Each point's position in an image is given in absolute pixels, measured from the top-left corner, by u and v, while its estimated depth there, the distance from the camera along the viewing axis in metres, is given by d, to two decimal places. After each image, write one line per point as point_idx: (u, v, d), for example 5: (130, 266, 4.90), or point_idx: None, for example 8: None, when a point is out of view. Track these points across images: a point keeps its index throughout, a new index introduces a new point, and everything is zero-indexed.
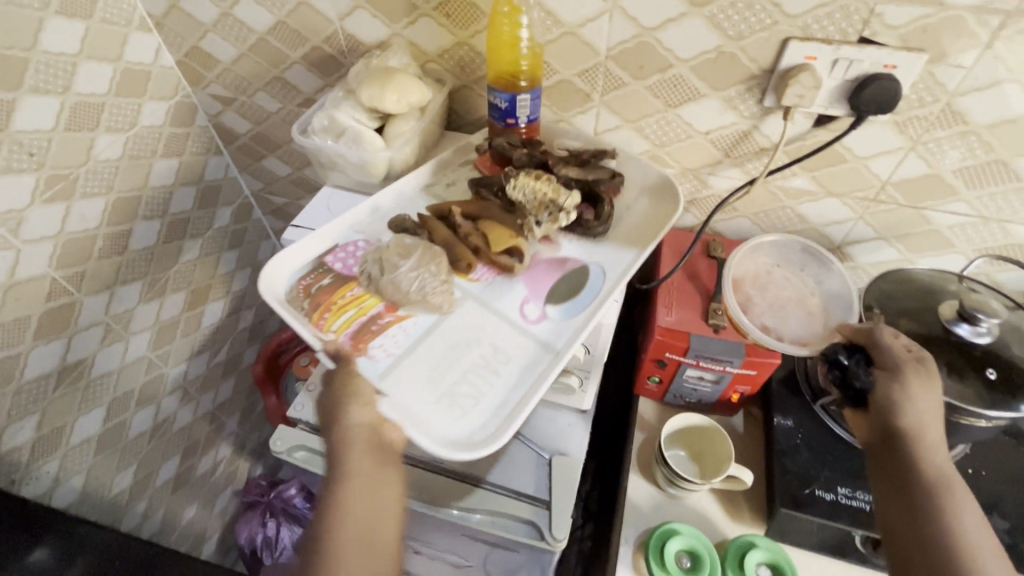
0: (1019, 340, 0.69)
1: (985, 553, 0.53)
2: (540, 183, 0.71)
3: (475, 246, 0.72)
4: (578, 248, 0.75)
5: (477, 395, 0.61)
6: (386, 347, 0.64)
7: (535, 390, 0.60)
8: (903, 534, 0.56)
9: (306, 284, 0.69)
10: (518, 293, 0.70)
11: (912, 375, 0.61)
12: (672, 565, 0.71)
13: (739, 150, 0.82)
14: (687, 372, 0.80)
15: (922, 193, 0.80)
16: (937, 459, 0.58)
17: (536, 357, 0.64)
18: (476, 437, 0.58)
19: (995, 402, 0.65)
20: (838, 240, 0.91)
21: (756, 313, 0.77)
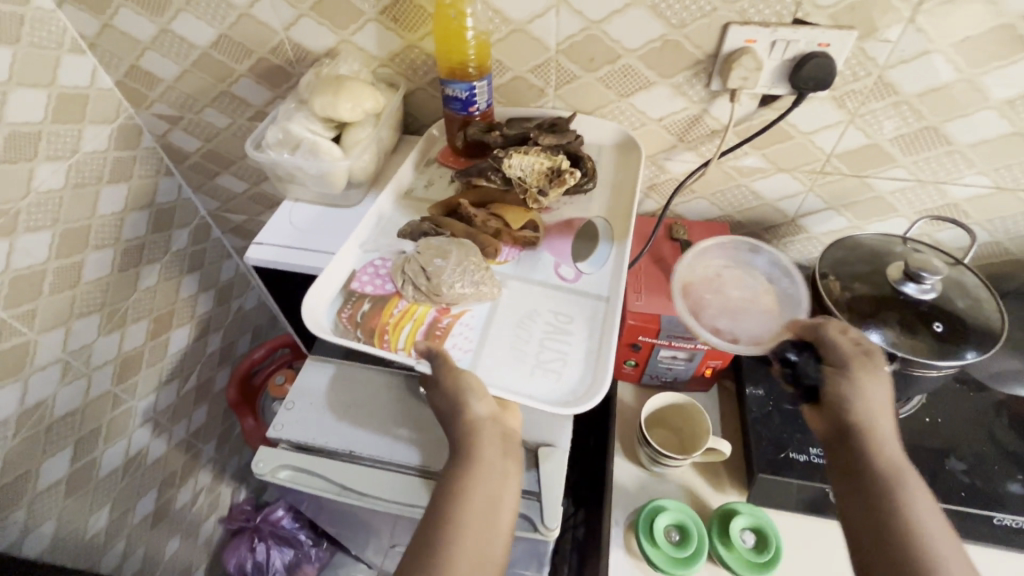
0: (960, 293, 0.74)
1: (942, 539, 0.52)
2: (534, 156, 0.69)
3: (496, 229, 0.69)
4: (574, 208, 0.75)
5: (562, 355, 0.61)
6: (460, 345, 0.62)
7: (611, 331, 0.62)
8: (858, 521, 0.56)
9: (348, 315, 0.65)
10: (547, 260, 0.69)
11: (857, 367, 0.64)
12: (662, 541, 0.73)
13: (692, 133, 0.85)
14: (661, 353, 0.83)
15: (863, 163, 0.85)
16: (891, 449, 0.59)
17: (592, 305, 0.65)
18: (583, 386, 0.59)
19: (945, 352, 0.70)
20: (791, 213, 0.95)
21: (708, 316, 0.78)
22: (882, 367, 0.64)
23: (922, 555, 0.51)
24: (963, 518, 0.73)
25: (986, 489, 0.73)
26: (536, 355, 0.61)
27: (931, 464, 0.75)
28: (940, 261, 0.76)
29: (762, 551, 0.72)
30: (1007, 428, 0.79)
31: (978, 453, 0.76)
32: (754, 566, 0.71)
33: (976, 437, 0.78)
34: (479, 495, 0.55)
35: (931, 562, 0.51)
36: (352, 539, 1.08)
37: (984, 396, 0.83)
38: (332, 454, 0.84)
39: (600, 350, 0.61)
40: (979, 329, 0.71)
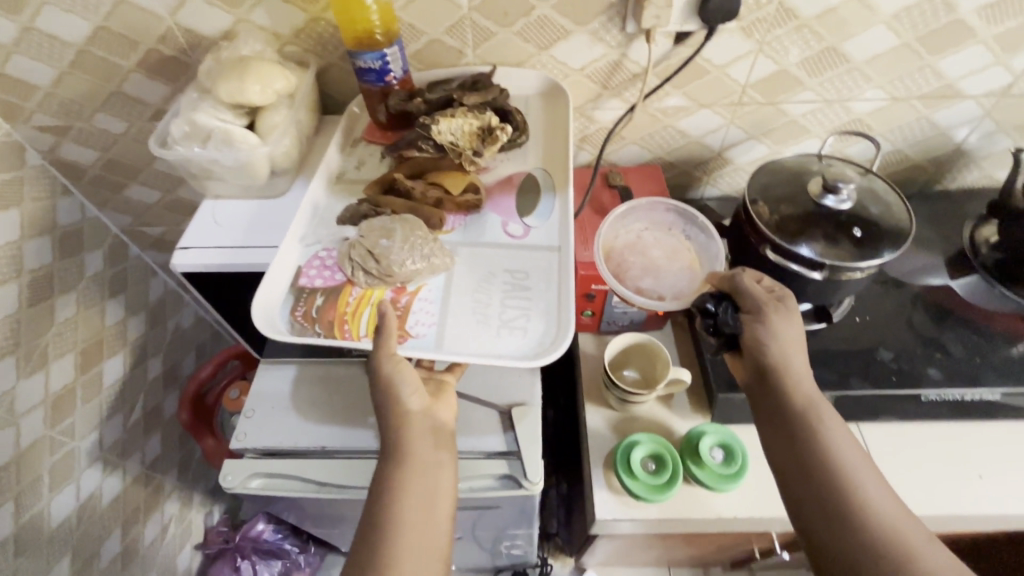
0: (873, 199, 0.80)
1: (852, 457, 0.61)
2: (462, 117, 0.68)
3: (436, 199, 0.67)
4: (512, 165, 0.74)
5: (525, 310, 0.60)
6: (422, 321, 0.59)
7: (567, 278, 0.62)
8: (783, 456, 0.64)
9: (301, 313, 0.59)
10: (494, 221, 0.68)
11: (771, 312, 0.68)
12: (640, 471, 0.77)
13: (615, 79, 0.86)
14: (615, 299, 0.85)
15: (775, 90, 0.89)
16: (804, 382, 0.66)
17: (545, 257, 0.64)
18: (548, 337, 0.58)
19: (866, 254, 0.76)
20: (717, 147, 0.98)
21: (631, 276, 0.81)
22: (794, 309, 0.70)
23: (837, 477, 0.60)
24: (896, 400, 0.81)
25: (913, 370, 0.82)
26: (500, 316, 0.60)
27: (864, 358, 0.83)
28: (851, 172, 0.83)
29: (730, 465, 0.77)
30: (923, 315, 0.88)
31: (902, 341, 0.85)
32: (725, 479, 0.76)
33: (898, 328, 0.86)
34: (415, 490, 0.56)
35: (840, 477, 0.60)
36: (339, 535, 1.07)
37: (902, 290, 0.91)
38: (304, 454, 0.81)
39: (562, 298, 0.61)
40: (891, 229, 0.78)
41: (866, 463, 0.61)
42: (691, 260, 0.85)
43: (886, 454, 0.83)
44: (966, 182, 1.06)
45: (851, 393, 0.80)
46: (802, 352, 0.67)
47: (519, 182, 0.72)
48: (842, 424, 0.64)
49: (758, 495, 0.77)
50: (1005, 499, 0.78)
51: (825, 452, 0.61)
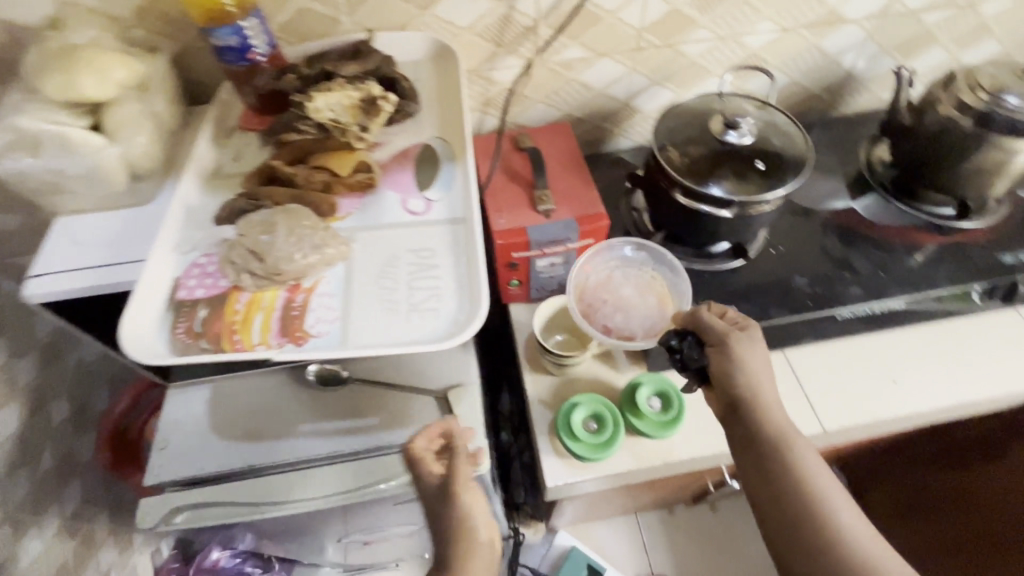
0: (774, 131, 0.82)
1: (833, 495, 0.59)
2: (341, 90, 0.62)
3: (323, 183, 0.62)
4: (407, 138, 0.69)
5: (435, 289, 0.57)
6: (323, 317, 0.54)
7: (475, 249, 0.59)
8: (763, 497, 0.61)
9: (184, 330, 0.53)
10: (392, 200, 0.63)
11: (736, 344, 0.66)
12: (581, 433, 0.77)
13: (507, 36, 0.81)
14: (538, 264, 0.83)
15: (669, 31, 0.88)
16: (779, 416, 0.63)
17: (451, 231, 0.61)
18: (463, 313, 0.55)
19: (772, 185, 0.77)
20: (623, 97, 0.97)
21: (600, 315, 0.82)
22: (757, 338, 0.68)
23: (822, 523, 0.57)
24: (814, 322, 0.85)
25: (827, 292, 0.86)
26: (409, 300, 0.56)
27: (781, 287, 0.86)
28: (749, 107, 0.83)
29: (667, 412, 0.78)
30: (832, 239, 0.91)
31: (814, 267, 0.88)
32: (663, 426, 0.77)
33: (810, 254, 0.89)
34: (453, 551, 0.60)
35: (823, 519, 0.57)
36: (294, 550, 1.02)
37: (811, 218, 0.94)
38: (231, 477, 0.75)
39: (472, 269, 0.58)
40: (793, 159, 0.79)
41: (846, 498, 0.59)
42: (663, 299, 0.85)
43: (812, 373, 0.87)
44: (859, 106, 1.10)
45: (773, 323, 0.83)
46: (772, 386, 0.65)
47: (415, 154, 0.68)
48: (819, 457, 0.61)
49: (698, 434, 0.79)
50: (914, 397, 0.85)
51: (805, 491, 0.59)
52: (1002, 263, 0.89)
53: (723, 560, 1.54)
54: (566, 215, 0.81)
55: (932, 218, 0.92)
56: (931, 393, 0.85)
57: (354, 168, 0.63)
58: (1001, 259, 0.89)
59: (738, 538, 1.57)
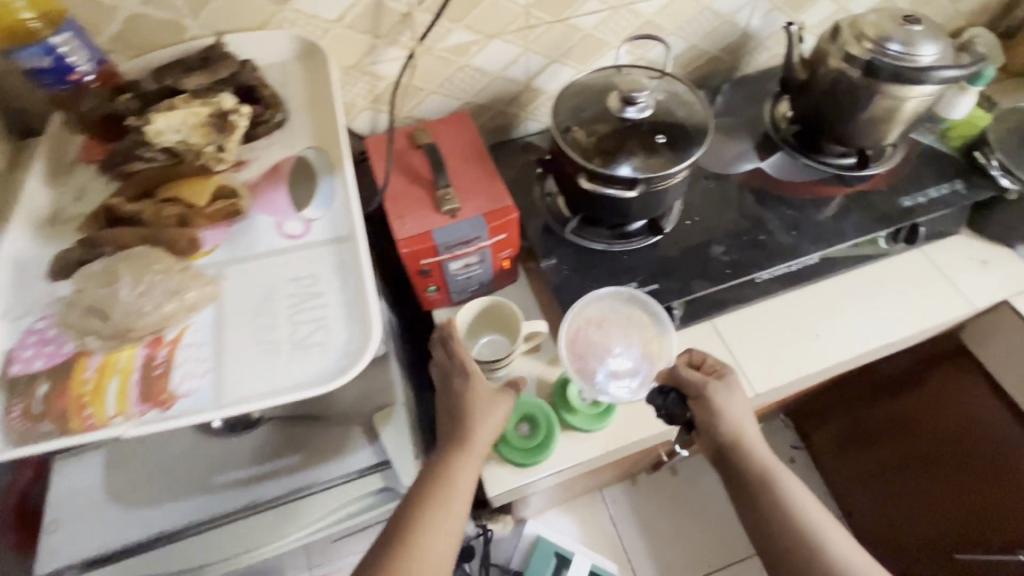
0: (673, 101, 0.80)
1: (824, 527, 0.62)
2: (183, 108, 0.54)
3: (178, 217, 0.54)
4: (276, 151, 0.62)
5: (320, 322, 0.51)
6: (191, 373, 0.48)
7: (363, 272, 0.53)
8: (763, 537, 0.65)
9: (19, 412, 0.45)
10: (265, 225, 0.57)
11: (714, 394, 0.71)
12: (514, 439, 0.75)
13: (383, 25, 0.75)
14: (451, 267, 0.79)
15: (558, 5, 0.83)
16: (763, 456, 0.68)
17: (334, 252, 0.55)
18: (354, 344, 0.50)
19: (678, 156, 0.75)
20: (522, 79, 0.92)
21: (596, 367, 0.79)
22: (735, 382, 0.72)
23: (812, 553, 0.61)
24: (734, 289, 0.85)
25: (743, 259, 0.85)
26: (292, 338, 0.50)
27: (700, 257, 0.85)
28: (645, 79, 0.80)
29: (599, 404, 0.78)
30: (745, 202, 0.91)
31: (730, 232, 0.88)
32: (596, 418, 0.77)
33: (725, 220, 0.89)
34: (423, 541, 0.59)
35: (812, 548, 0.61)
36: None
37: (723, 183, 0.94)
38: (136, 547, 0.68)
39: (359, 295, 0.52)
40: (695, 127, 0.77)
41: (837, 529, 0.63)
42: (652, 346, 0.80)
43: (736, 338, 0.87)
44: (761, 64, 1.10)
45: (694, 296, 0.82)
46: (753, 424, 0.70)
47: (288, 170, 0.61)
48: (804, 489, 0.66)
49: (631, 422, 0.78)
50: (834, 347, 0.87)
51: (798, 526, 0.63)
52: (903, 208, 0.91)
53: (687, 520, 1.59)
54: (473, 213, 0.76)
55: (836, 169, 0.94)
56: (850, 341, 0.88)
57: (212, 195, 0.56)
58: (901, 203, 0.91)
59: (700, 497, 1.62)
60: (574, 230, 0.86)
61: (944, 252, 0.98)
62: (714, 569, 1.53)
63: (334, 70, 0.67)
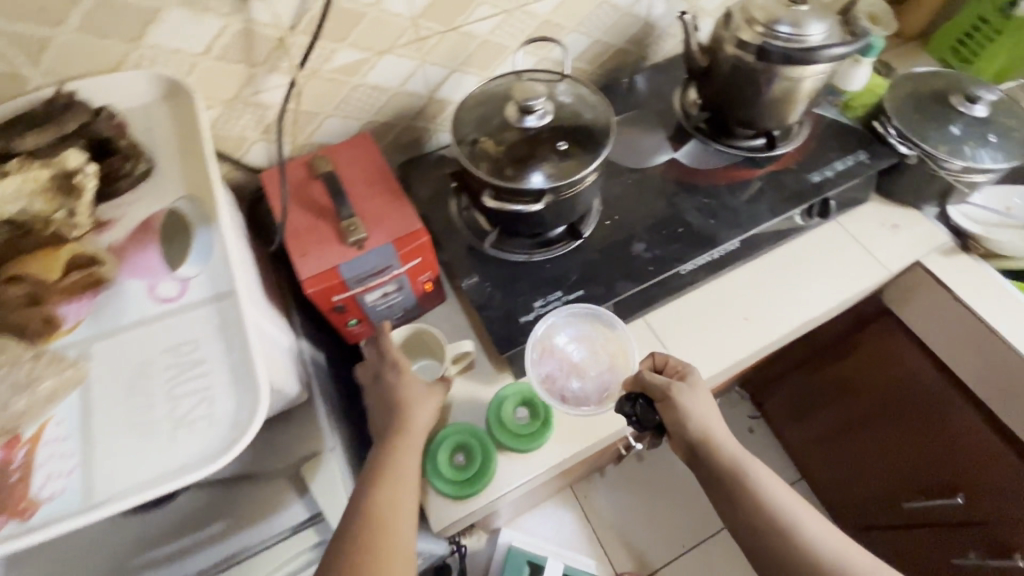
0: (573, 104, 0.78)
1: (799, 512, 0.65)
2: (19, 171, 0.48)
3: (28, 295, 0.48)
4: (145, 206, 0.57)
5: (203, 392, 0.47)
6: (56, 472, 0.44)
7: (247, 332, 0.49)
8: (743, 530, 0.66)
9: None
10: (136, 291, 0.52)
11: (678, 396, 0.70)
12: (450, 471, 0.72)
13: (258, 52, 0.70)
14: (368, 298, 0.75)
15: (448, 14, 0.80)
16: (736, 452, 0.68)
17: (216, 312, 0.51)
18: (242, 414, 0.46)
19: (585, 158, 0.74)
20: (424, 92, 0.89)
21: (564, 384, 0.78)
22: (696, 380, 0.73)
23: (791, 541, 0.63)
24: (661, 284, 0.84)
25: (665, 253, 0.85)
26: (171, 415, 0.46)
27: (622, 256, 0.84)
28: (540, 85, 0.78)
29: (534, 422, 0.76)
30: (662, 194, 0.91)
31: (649, 228, 0.87)
32: (532, 437, 0.74)
33: (644, 215, 0.89)
34: None
35: (789, 536, 0.63)
36: None
37: (640, 177, 0.93)
38: None
39: (246, 360, 0.48)
40: (598, 127, 0.76)
41: (810, 512, 0.66)
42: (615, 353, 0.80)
43: (668, 332, 0.87)
44: (667, 52, 1.10)
45: (621, 298, 0.81)
46: (719, 417, 0.71)
47: (159, 226, 0.56)
48: (773, 476, 0.68)
49: (572, 432, 0.77)
50: (762, 328, 0.88)
51: (776, 516, 0.64)
52: (813, 183, 0.93)
53: (658, 503, 1.61)
54: (382, 240, 0.72)
55: (746, 151, 0.95)
56: (776, 320, 0.89)
57: (67, 265, 0.50)
58: (811, 179, 0.93)
59: (667, 478, 1.64)
60: (494, 244, 0.84)
61: (857, 221, 1.01)
62: (688, 547, 1.56)
63: (203, 108, 0.62)
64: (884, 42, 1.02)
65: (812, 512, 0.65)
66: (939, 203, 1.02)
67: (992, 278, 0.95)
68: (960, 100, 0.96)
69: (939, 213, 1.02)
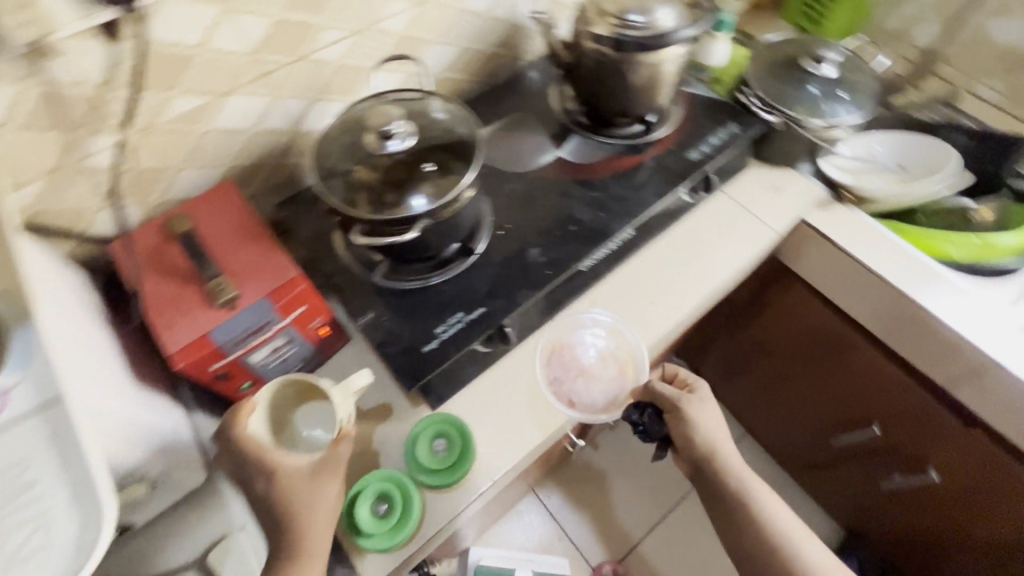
0: (437, 120, 0.76)
1: (780, 515, 0.79)
2: None
3: None
4: None
5: (39, 516, 0.46)
6: None
7: (83, 442, 0.48)
8: (730, 523, 0.81)
9: None
10: None
11: (688, 407, 0.83)
12: (373, 526, 0.68)
13: (71, 114, 0.63)
14: (255, 358, 0.70)
15: (290, 44, 0.75)
16: (730, 462, 0.81)
17: (46, 426, 0.49)
18: (85, 530, 0.45)
19: (457, 174, 0.71)
20: (287, 128, 0.84)
21: (571, 390, 0.81)
22: (706, 395, 0.85)
23: (774, 542, 0.77)
24: (563, 287, 0.84)
25: (561, 255, 0.85)
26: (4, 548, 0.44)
27: (519, 264, 0.83)
28: (394, 108, 0.75)
29: (451, 456, 0.72)
30: (552, 194, 0.91)
31: (543, 231, 0.87)
32: (454, 470, 0.71)
33: (536, 219, 0.88)
34: None
35: (773, 537, 0.77)
36: None
37: (529, 181, 0.92)
38: None
39: (84, 471, 0.47)
40: (465, 141, 0.74)
41: (792, 519, 0.80)
42: (620, 364, 0.86)
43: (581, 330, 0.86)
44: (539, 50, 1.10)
45: (524, 308, 0.80)
46: (724, 431, 0.83)
47: None
48: (765, 486, 0.82)
49: (497, 453, 0.74)
50: (671, 307, 0.88)
51: (762, 519, 0.79)
52: (692, 161, 0.96)
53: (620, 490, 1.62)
54: (255, 296, 0.67)
55: (626, 140, 0.97)
56: (682, 297, 0.90)
57: None
58: (690, 157, 0.96)
59: (624, 461, 1.66)
60: (386, 274, 0.82)
61: (742, 190, 1.05)
62: (654, 526, 1.57)
63: None
64: (734, 18, 1.07)
65: (793, 517, 0.80)
66: (811, 161, 1.07)
67: (870, 225, 1.02)
68: (810, 65, 1.03)
69: (813, 168, 1.07)
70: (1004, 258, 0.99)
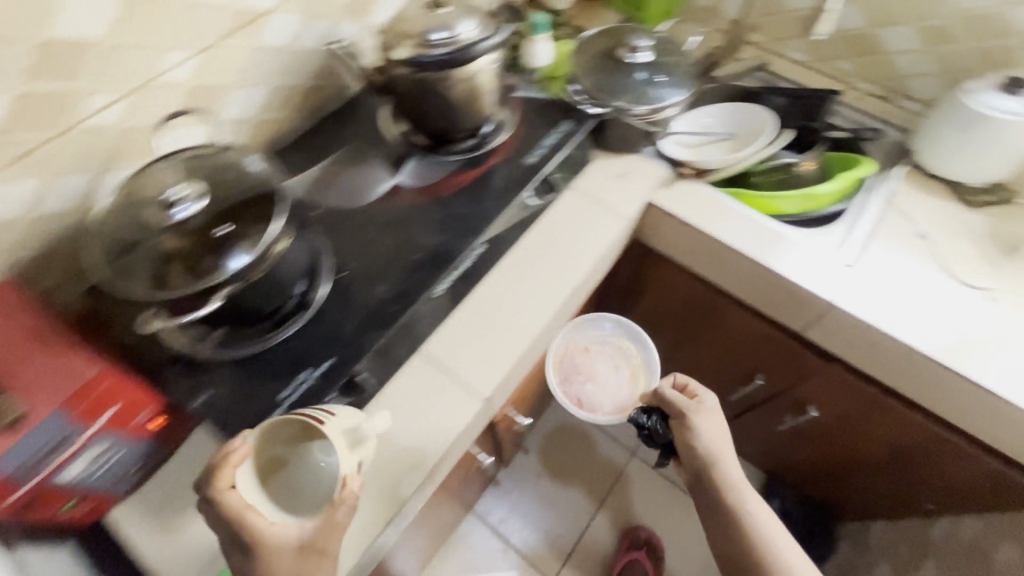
0: (236, 176, 0.70)
1: (770, 521, 0.86)
2: None
3: None
4: None
5: None
6: None
7: None
8: (720, 527, 0.89)
9: None
10: None
11: (694, 415, 0.91)
12: None
13: None
14: (67, 476, 0.61)
15: (45, 119, 0.67)
16: (730, 476, 0.88)
17: None
18: None
19: (261, 232, 0.66)
20: (75, 207, 0.75)
21: (582, 382, 1.13)
22: (711, 407, 0.93)
23: (758, 549, 0.84)
24: (416, 319, 0.82)
25: (409, 286, 0.82)
26: None
27: (365, 304, 0.80)
28: (183, 170, 0.69)
29: None
30: (394, 224, 0.88)
31: (387, 264, 0.84)
32: None
33: (379, 253, 0.85)
34: None
35: (758, 544, 0.84)
36: None
37: (369, 214, 0.89)
38: None
39: None
40: (267, 193, 0.69)
41: (777, 525, 0.86)
42: (634, 368, 1.15)
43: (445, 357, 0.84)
44: None
45: (372, 351, 0.77)
46: (732, 448, 0.91)
47: None
48: (759, 499, 0.89)
49: (370, 511, 0.71)
50: (533, 314, 0.87)
51: (750, 526, 0.86)
52: (530, 165, 0.96)
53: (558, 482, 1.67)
54: (49, 409, 0.60)
55: (461, 156, 0.96)
56: (542, 300, 0.89)
57: None
58: (527, 162, 0.96)
59: (563, 456, 1.73)
60: (218, 344, 0.75)
61: (591, 181, 1.07)
62: (597, 511, 1.64)
63: None
64: (546, 17, 1.09)
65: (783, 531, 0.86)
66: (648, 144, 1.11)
67: (713, 196, 1.07)
68: (625, 53, 1.06)
69: (654, 150, 1.12)
70: (833, 202, 1.08)
